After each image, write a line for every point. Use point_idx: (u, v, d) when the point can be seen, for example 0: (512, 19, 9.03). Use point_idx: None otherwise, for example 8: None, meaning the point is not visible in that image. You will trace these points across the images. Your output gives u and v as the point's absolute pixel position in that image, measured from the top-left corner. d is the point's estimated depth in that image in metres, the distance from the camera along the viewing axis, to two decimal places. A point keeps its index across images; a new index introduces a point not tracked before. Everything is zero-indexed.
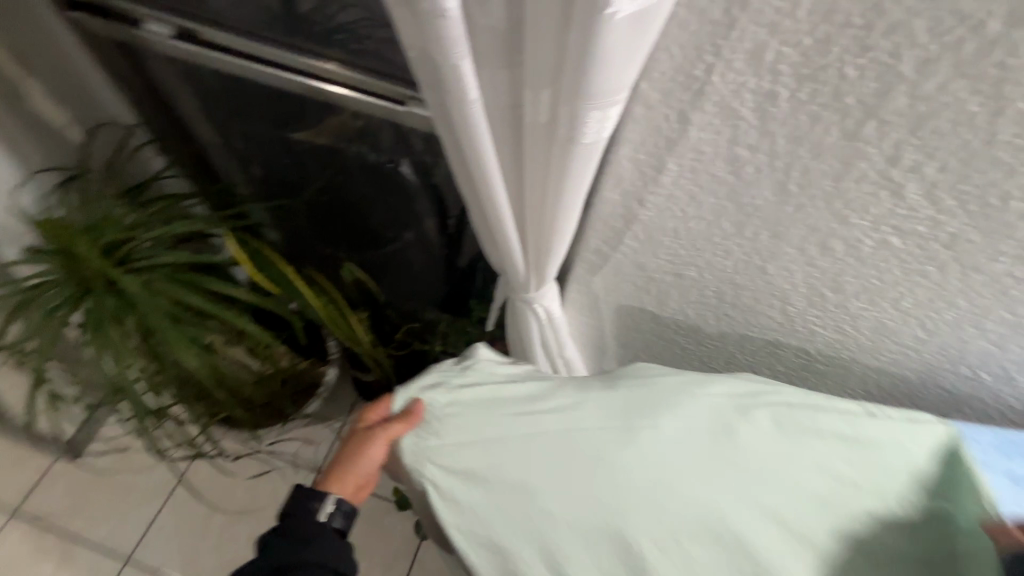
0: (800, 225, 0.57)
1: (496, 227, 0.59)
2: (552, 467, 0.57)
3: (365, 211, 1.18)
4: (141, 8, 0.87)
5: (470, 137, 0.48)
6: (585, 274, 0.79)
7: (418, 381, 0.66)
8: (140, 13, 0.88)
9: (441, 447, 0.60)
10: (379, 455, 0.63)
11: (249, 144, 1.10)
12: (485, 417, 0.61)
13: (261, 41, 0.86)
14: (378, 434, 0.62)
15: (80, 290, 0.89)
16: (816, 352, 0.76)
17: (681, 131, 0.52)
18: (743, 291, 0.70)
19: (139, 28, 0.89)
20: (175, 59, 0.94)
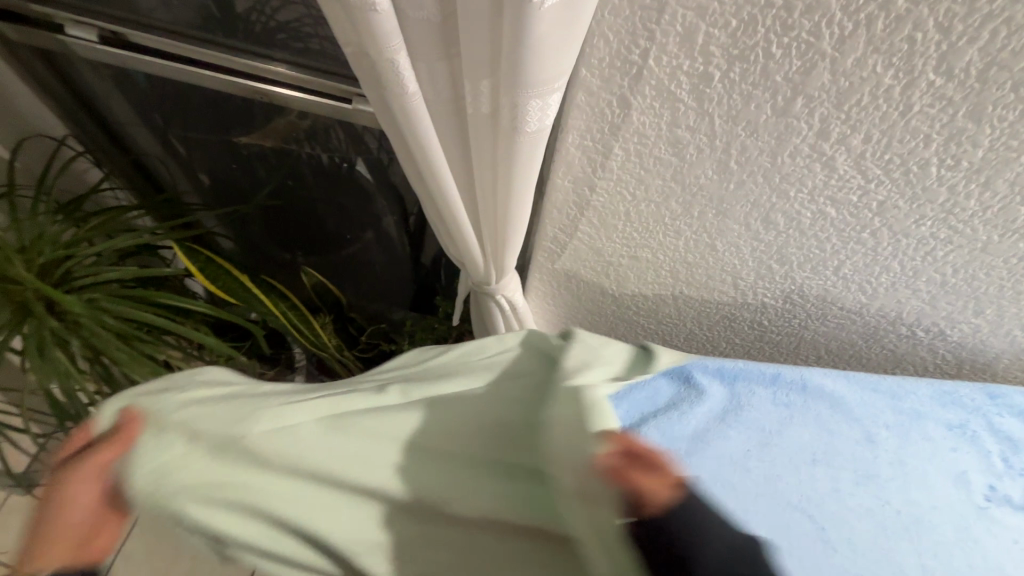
0: (744, 202, 0.59)
1: (450, 222, 0.59)
2: (347, 440, 0.46)
3: (323, 213, 1.16)
4: (61, 12, 0.82)
5: (414, 132, 0.47)
6: (544, 262, 0.80)
7: (128, 396, 0.48)
8: (61, 18, 0.83)
9: (192, 450, 0.44)
10: (98, 493, 0.44)
11: (192, 151, 1.06)
12: (243, 406, 0.47)
13: (198, 43, 0.83)
14: (88, 463, 0.44)
15: (19, 315, 0.84)
16: (768, 322, 0.79)
17: (624, 116, 0.53)
18: (696, 269, 0.72)
19: (63, 34, 0.84)
20: (104, 64, 0.90)
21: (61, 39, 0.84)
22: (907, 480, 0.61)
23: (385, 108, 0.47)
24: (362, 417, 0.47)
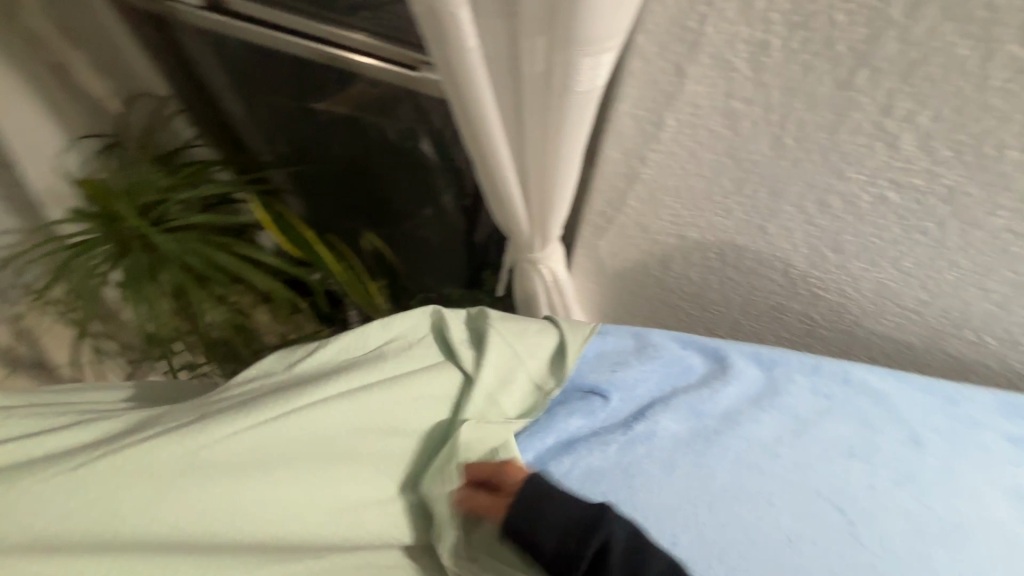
0: (799, 181, 0.58)
1: (499, 185, 0.62)
2: (193, 490, 0.48)
3: (387, 186, 1.21)
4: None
5: (471, 89, 0.50)
6: (590, 237, 0.81)
7: None
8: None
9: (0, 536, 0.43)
10: None
11: (271, 116, 1.14)
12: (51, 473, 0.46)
13: (294, 12, 0.92)
14: None
15: (119, 249, 0.96)
16: (818, 317, 0.76)
17: (679, 85, 0.54)
18: (745, 252, 0.71)
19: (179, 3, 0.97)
20: (207, 30, 1.00)
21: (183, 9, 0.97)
22: (953, 491, 0.58)
23: (444, 66, 0.51)
24: (190, 457, 0.49)
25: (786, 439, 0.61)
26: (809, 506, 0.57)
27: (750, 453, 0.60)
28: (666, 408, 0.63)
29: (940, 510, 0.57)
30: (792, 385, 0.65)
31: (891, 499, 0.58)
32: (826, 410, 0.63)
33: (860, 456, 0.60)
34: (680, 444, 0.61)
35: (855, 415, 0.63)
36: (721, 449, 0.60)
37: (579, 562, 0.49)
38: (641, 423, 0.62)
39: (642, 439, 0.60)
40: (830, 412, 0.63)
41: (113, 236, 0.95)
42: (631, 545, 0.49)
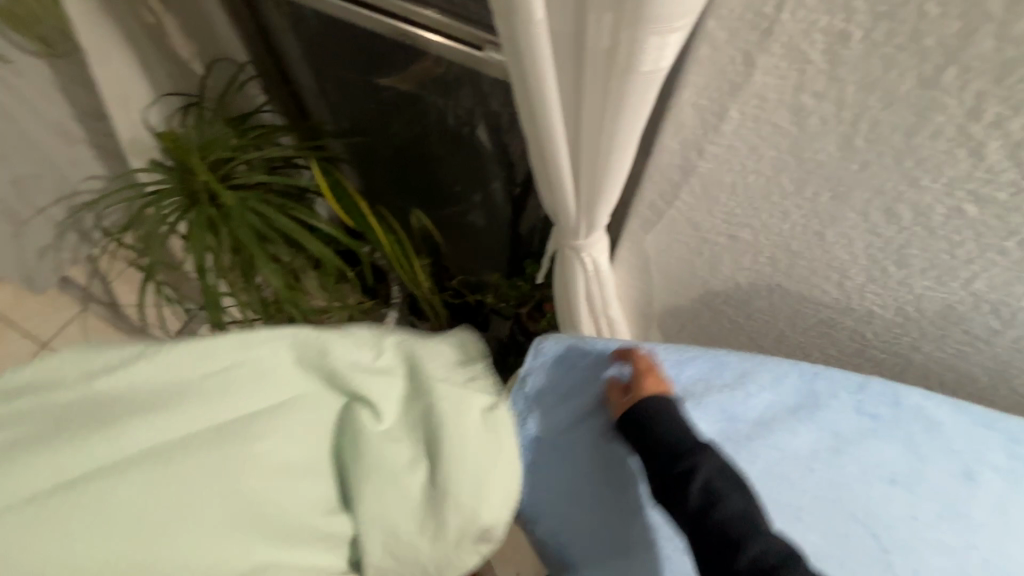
0: (866, 187, 0.55)
1: (550, 166, 0.62)
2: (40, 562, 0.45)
3: (439, 168, 1.25)
4: None
5: (532, 64, 0.51)
6: (638, 230, 0.80)
7: None
8: None
9: None
10: None
11: (338, 90, 1.19)
12: None
13: None
14: None
15: (188, 201, 1.02)
16: (873, 336, 0.72)
17: (746, 75, 0.52)
18: (798, 259, 0.68)
19: None
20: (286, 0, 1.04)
21: None
22: (1004, 530, 0.55)
23: (508, 39, 0.51)
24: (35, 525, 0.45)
25: (820, 455, 0.59)
26: (841, 526, 0.55)
27: (782, 463, 0.58)
28: (696, 407, 0.61)
29: (987, 552, 0.54)
30: (831, 400, 0.61)
31: (933, 533, 0.55)
32: (866, 431, 0.60)
33: (903, 483, 0.57)
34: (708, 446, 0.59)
35: (900, 440, 0.59)
36: (748, 458, 0.59)
37: (676, 466, 0.56)
38: None
39: None
40: (870, 432, 0.60)
41: (184, 189, 1.02)
42: (715, 479, 0.54)
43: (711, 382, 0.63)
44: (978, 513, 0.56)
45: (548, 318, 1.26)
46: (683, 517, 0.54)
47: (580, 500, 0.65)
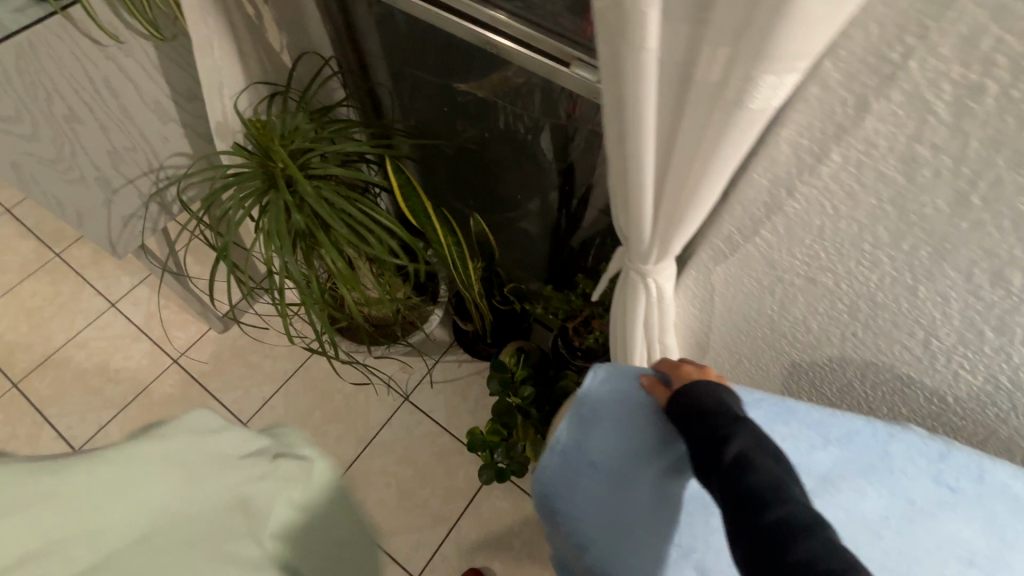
0: (974, 247, 0.52)
1: (634, 189, 0.61)
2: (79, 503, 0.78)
3: (500, 175, 1.28)
4: None
5: (636, 90, 0.50)
6: (707, 260, 0.78)
7: None
8: None
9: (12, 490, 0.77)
10: None
11: (415, 90, 1.23)
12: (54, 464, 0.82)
13: None
14: None
15: (265, 185, 1.06)
16: (954, 401, 0.68)
17: (857, 119, 0.50)
18: (882, 312, 0.65)
19: None
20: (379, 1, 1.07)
21: None
22: None
23: (613, 59, 0.50)
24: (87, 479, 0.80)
25: (892, 523, 0.56)
26: None
27: (851, 526, 0.56)
28: None
29: None
30: (907, 465, 0.58)
31: None
32: (944, 504, 0.56)
33: (980, 566, 0.54)
34: None
35: (982, 520, 0.56)
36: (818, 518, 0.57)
37: (723, 431, 0.56)
38: None
39: None
40: (948, 506, 0.56)
41: (262, 172, 1.06)
42: (758, 447, 0.54)
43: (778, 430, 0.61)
44: None
45: (596, 335, 1.25)
46: (716, 475, 0.54)
47: (654, 521, 0.64)
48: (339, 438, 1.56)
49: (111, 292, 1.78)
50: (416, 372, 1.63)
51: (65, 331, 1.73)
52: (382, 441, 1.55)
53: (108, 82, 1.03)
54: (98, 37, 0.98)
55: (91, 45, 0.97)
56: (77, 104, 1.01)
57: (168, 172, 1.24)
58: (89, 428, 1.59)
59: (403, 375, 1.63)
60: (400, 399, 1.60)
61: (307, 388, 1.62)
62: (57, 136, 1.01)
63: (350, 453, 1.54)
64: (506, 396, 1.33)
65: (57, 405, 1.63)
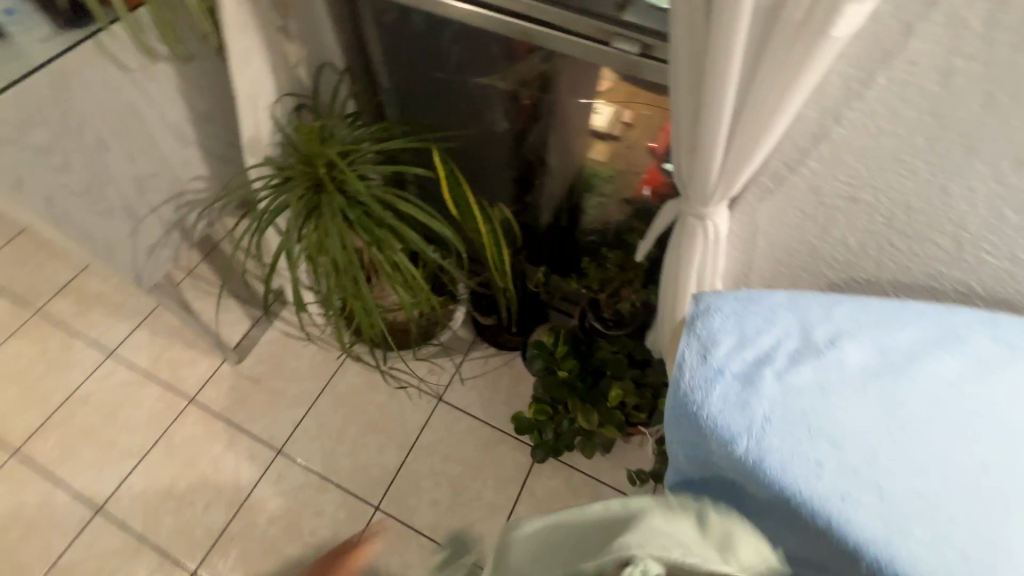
0: (1001, 139, 0.64)
1: (711, 130, 0.69)
2: None
3: (511, 168, 1.38)
4: None
5: (731, 35, 0.58)
6: (753, 200, 0.87)
7: None
8: None
9: None
10: None
11: (428, 89, 1.30)
12: None
13: None
14: None
15: (312, 186, 1.10)
16: (979, 289, 0.79)
17: (902, 43, 0.62)
18: (917, 215, 0.76)
19: None
20: (397, 8, 1.16)
21: None
22: None
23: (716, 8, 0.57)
24: None
25: (981, 377, 0.64)
26: (1005, 440, 0.61)
27: (940, 386, 0.64)
28: (850, 337, 0.67)
29: None
30: (965, 332, 0.68)
31: None
32: (1006, 354, 0.66)
33: None
34: (869, 373, 0.65)
35: None
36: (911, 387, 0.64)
37: None
38: (828, 347, 0.66)
39: (835, 365, 0.65)
40: (1009, 356, 0.66)
41: (306, 177, 1.09)
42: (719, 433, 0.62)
43: (862, 319, 0.69)
44: None
45: (628, 303, 1.36)
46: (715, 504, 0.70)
47: None
48: (381, 448, 1.53)
49: (103, 344, 1.68)
50: (445, 372, 1.62)
51: (59, 391, 1.61)
52: (424, 444, 1.53)
53: (132, 106, 1.02)
54: (125, 61, 0.98)
55: (118, 67, 0.97)
56: (105, 129, 1.00)
57: (188, 196, 1.21)
58: (108, 483, 1.49)
59: (433, 377, 1.62)
60: (434, 400, 1.59)
61: (335, 408, 1.58)
62: (87, 164, 1.00)
63: (393, 461, 1.51)
64: (550, 372, 1.39)
65: (69, 464, 1.51)
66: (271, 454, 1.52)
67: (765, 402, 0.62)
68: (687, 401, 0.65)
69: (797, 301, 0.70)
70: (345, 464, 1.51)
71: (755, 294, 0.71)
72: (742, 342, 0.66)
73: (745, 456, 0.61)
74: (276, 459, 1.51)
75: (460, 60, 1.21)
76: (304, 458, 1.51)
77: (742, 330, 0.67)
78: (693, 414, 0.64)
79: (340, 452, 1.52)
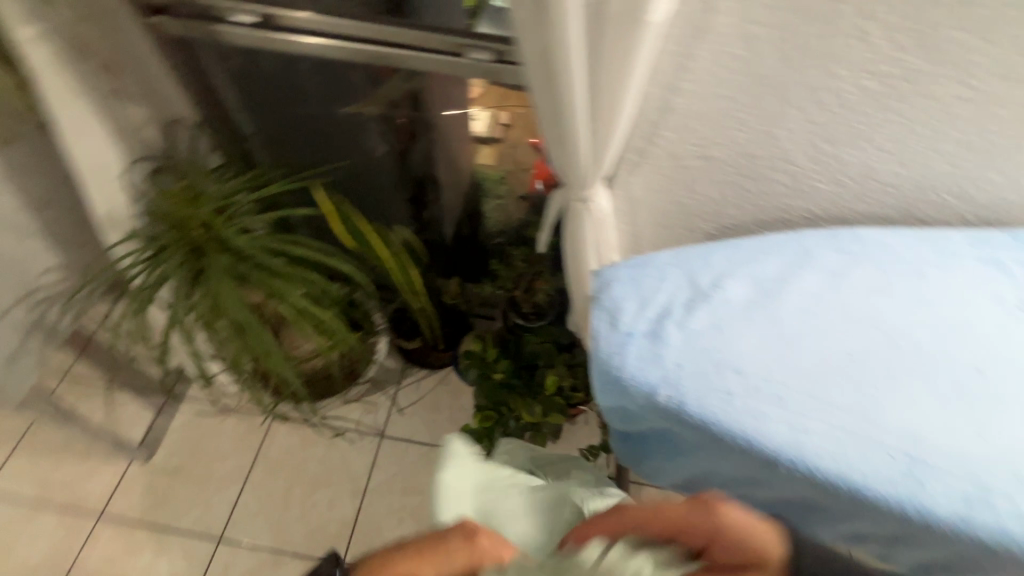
0: (801, 85, 0.76)
1: (571, 120, 0.74)
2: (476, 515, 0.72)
3: (400, 187, 1.39)
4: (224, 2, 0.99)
5: (567, 32, 0.64)
6: (626, 175, 0.95)
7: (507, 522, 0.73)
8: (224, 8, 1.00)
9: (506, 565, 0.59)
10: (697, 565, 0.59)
11: (296, 126, 1.26)
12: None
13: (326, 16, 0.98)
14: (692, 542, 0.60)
15: (191, 250, 1.03)
16: (820, 212, 0.93)
17: (706, 19, 0.72)
18: (757, 161, 0.88)
19: (223, 23, 1.01)
20: (241, 52, 1.12)
21: (217, 27, 1.01)
22: (954, 301, 0.75)
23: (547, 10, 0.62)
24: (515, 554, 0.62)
25: (834, 284, 0.76)
26: (864, 331, 0.72)
27: (806, 300, 0.75)
28: (730, 276, 0.76)
29: (957, 319, 0.74)
30: (814, 250, 0.80)
31: (921, 318, 0.74)
32: (847, 260, 0.79)
33: (883, 289, 0.76)
34: (750, 303, 0.74)
35: (871, 262, 0.79)
36: (785, 307, 0.74)
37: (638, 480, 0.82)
38: (713, 289, 0.74)
39: (722, 303, 0.73)
40: (850, 261, 0.79)
41: (182, 242, 1.02)
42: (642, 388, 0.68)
43: (735, 259, 0.78)
44: (939, 301, 0.75)
45: (544, 292, 1.40)
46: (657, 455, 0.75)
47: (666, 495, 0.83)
48: (332, 502, 1.45)
49: None
50: (381, 408, 1.57)
51: None
52: (378, 484, 1.47)
53: None
54: None
55: None
56: None
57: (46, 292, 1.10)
58: None
59: (370, 416, 1.56)
60: (377, 437, 1.53)
61: (273, 476, 1.47)
62: None
63: (349, 511, 1.44)
64: (486, 377, 1.41)
65: None
66: (211, 545, 1.38)
67: (672, 351, 0.69)
68: (608, 367, 0.70)
69: (680, 255, 0.78)
70: (297, 531, 1.41)
71: (645, 258, 0.78)
72: (643, 303, 0.73)
73: (668, 403, 0.67)
74: (218, 549, 1.38)
75: (321, 93, 1.20)
76: (251, 538, 1.40)
77: (641, 293, 0.74)
78: (615, 378, 0.70)
79: (289, 520, 1.42)
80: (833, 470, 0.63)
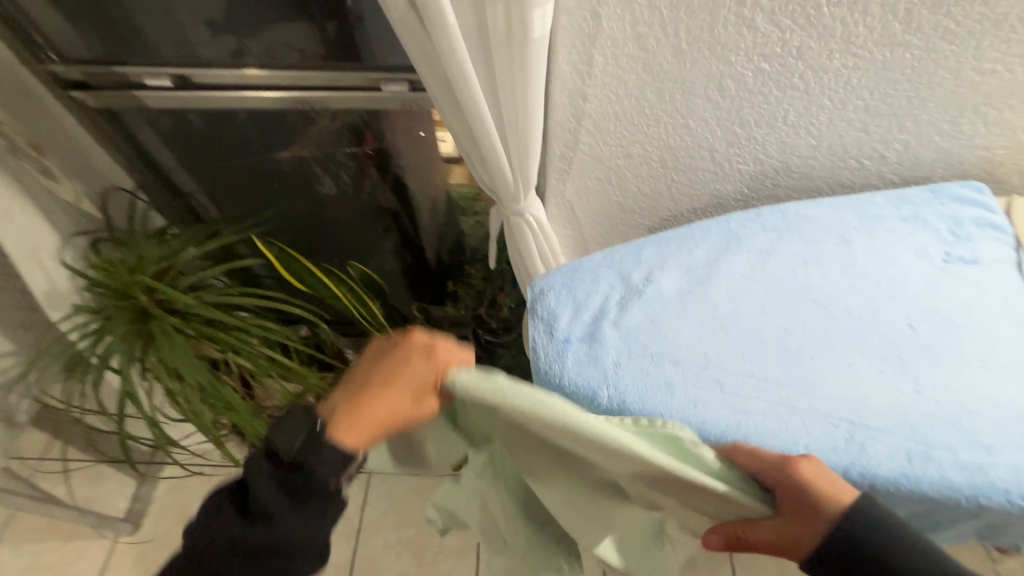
0: (701, 75, 0.79)
1: (483, 141, 0.76)
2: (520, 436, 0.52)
3: (352, 223, 1.39)
4: (136, 69, 1.00)
5: (455, 59, 0.66)
6: (558, 182, 0.97)
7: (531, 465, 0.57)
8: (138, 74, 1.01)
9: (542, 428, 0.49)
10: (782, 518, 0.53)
11: (238, 177, 1.27)
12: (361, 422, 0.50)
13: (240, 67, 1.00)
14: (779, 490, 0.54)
15: (138, 317, 1.02)
16: (749, 191, 0.95)
17: (597, 25, 0.74)
18: (679, 152, 0.90)
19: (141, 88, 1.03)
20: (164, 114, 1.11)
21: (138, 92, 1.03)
22: (882, 262, 0.77)
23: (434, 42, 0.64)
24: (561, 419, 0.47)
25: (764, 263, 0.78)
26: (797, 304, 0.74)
27: (738, 282, 0.76)
28: (661, 269, 0.77)
29: (887, 280, 0.75)
30: (742, 232, 0.81)
31: (851, 283, 0.75)
32: (775, 237, 0.80)
33: (812, 261, 0.78)
34: (684, 292, 0.75)
35: (799, 236, 0.80)
36: (717, 292, 0.75)
37: None
38: (646, 285, 0.76)
39: (656, 297, 0.74)
40: (778, 238, 0.80)
41: (127, 310, 1.01)
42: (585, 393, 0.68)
43: (665, 251, 0.80)
44: (868, 265, 0.77)
45: (507, 308, 1.36)
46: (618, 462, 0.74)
47: None
48: None
49: None
50: None
51: None
52: None
53: None
54: None
55: None
56: None
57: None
58: None
59: None
60: None
61: None
62: None
63: None
64: None
65: None
66: None
67: (610, 351, 0.70)
68: (551, 376, 0.71)
69: (612, 256, 0.80)
70: None
71: (578, 263, 0.79)
72: (578, 308, 0.74)
73: (612, 403, 0.68)
74: None
75: (254, 143, 1.20)
76: None
77: (575, 299, 0.75)
78: (559, 386, 0.70)
79: None
80: (779, 448, 0.63)
